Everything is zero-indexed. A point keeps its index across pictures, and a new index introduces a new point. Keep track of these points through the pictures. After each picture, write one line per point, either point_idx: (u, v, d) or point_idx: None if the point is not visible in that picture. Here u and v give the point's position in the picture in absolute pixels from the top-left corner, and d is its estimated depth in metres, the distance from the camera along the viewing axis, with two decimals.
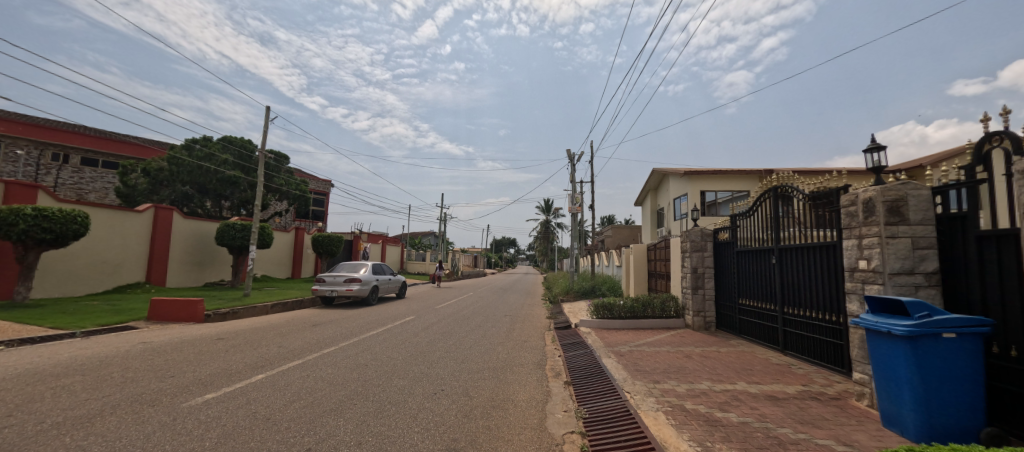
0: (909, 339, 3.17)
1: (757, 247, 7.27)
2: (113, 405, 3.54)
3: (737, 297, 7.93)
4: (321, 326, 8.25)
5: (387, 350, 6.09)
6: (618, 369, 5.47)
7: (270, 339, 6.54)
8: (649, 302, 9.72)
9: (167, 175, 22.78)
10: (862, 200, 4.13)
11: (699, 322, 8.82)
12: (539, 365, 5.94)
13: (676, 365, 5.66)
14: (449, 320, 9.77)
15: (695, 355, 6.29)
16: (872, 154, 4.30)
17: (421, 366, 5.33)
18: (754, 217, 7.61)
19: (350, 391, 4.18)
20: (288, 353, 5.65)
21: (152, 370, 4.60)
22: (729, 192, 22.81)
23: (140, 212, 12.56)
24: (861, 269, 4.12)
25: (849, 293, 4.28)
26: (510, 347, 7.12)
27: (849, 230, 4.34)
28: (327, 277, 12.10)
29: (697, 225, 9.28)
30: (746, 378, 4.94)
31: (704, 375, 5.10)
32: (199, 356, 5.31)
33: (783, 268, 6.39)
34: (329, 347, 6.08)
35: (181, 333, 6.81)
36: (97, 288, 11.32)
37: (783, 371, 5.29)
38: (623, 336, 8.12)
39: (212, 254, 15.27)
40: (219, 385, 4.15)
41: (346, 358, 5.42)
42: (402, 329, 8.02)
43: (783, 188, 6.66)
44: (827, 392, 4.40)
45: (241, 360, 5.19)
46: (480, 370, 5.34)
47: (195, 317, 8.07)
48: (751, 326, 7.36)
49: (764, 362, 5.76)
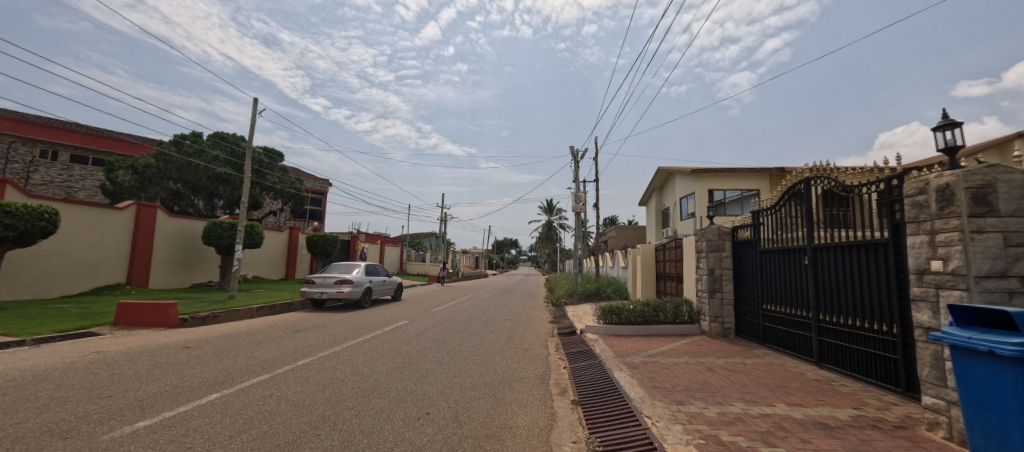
0: (1019, 362, 2.43)
1: (784, 247, 6.54)
2: (14, 437, 2.87)
3: (760, 301, 7.20)
4: (305, 331, 7.56)
5: (372, 361, 5.43)
6: (632, 386, 4.73)
7: (241, 348, 5.87)
8: (661, 306, 9.00)
9: (155, 172, 21.94)
10: (936, 187, 3.40)
11: (717, 328, 8.11)
12: (542, 379, 5.23)
13: (700, 381, 4.92)
14: (445, 325, 9.08)
15: (719, 368, 5.55)
16: (941, 132, 3.59)
17: (406, 382, 4.64)
18: (779, 214, 6.86)
19: (315, 417, 3.48)
20: (257, 365, 4.97)
21: (88, 389, 3.93)
22: (738, 191, 22.03)
23: (121, 209, 11.96)
24: (934, 271, 3.39)
25: (917, 301, 3.55)
26: (510, 357, 6.40)
27: (917, 224, 3.61)
28: (317, 278, 11.48)
29: (713, 222, 8.53)
30: (785, 399, 4.21)
31: (734, 395, 4.36)
32: (152, 370, 4.64)
33: (818, 269, 5.67)
34: (307, 357, 5.42)
35: (144, 341, 6.14)
36: (71, 290, 10.71)
37: (825, 389, 4.56)
38: (634, 344, 7.40)
39: (199, 254, 14.67)
40: (160, 409, 3.48)
41: (322, 372, 4.74)
42: (391, 337, 7.32)
43: (815, 179, 5.93)
44: (887, 419, 3.68)
45: (199, 375, 4.52)
46: (474, 387, 4.64)
47: (167, 322, 7.39)
48: (777, 334, 6.65)
49: (800, 378, 5.03)
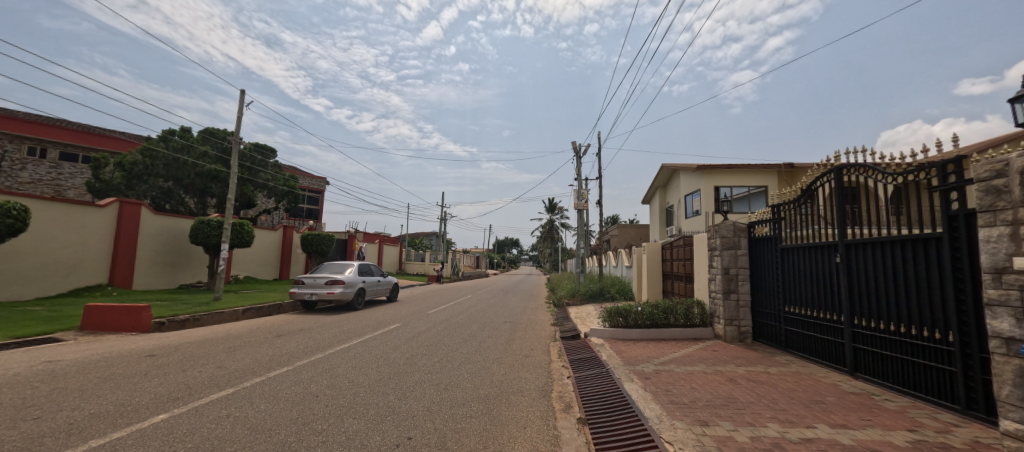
0: None
1: (811, 243, 5.94)
2: None
3: (781, 303, 6.62)
4: (287, 336, 7.04)
5: (354, 371, 4.88)
6: (646, 401, 4.16)
7: (212, 356, 5.32)
8: (671, 308, 8.39)
9: (142, 169, 21.52)
10: (1016, 168, 2.80)
11: (733, 332, 7.51)
12: (545, 392, 4.65)
13: (723, 394, 4.35)
14: (441, 328, 8.56)
15: (741, 379, 4.95)
16: (1019, 104, 3.03)
17: (388, 397, 4.07)
18: (803, 208, 6.26)
19: (272, 445, 2.91)
20: (222, 378, 4.40)
21: (16, 407, 3.39)
22: (746, 187, 21.35)
23: (102, 206, 11.48)
24: (1017, 270, 2.78)
25: (994, 305, 2.96)
26: (509, 365, 5.83)
27: (993, 213, 3.01)
28: (306, 279, 10.91)
29: (727, 218, 7.95)
30: (826, 419, 3.63)
31: (765, 413, 3.78)
32: (102, 383, 4.09)
33: (852, 268, 5.08)
34: (282, 367, 4.86)
35: (106, 348, 5.60)
36: (47, 292, 10.23)
37: (868, 406, 3.99)
38: (642, 350, 6.83)
39: (186, 253, 14.19)
40: (88, 436, 2.93)
41: (294, 386, 4.20)
42: (381, 342, 6.75)
43: (846, 166, 5.32)
44: (954, 446, 3.09)
45: (151, 390, 3.95)
46: (467, 403, 4.09)
47: (140, 326, 6.87)
48: (803, 340, 6.06)
49: (836, 391, 4.44)
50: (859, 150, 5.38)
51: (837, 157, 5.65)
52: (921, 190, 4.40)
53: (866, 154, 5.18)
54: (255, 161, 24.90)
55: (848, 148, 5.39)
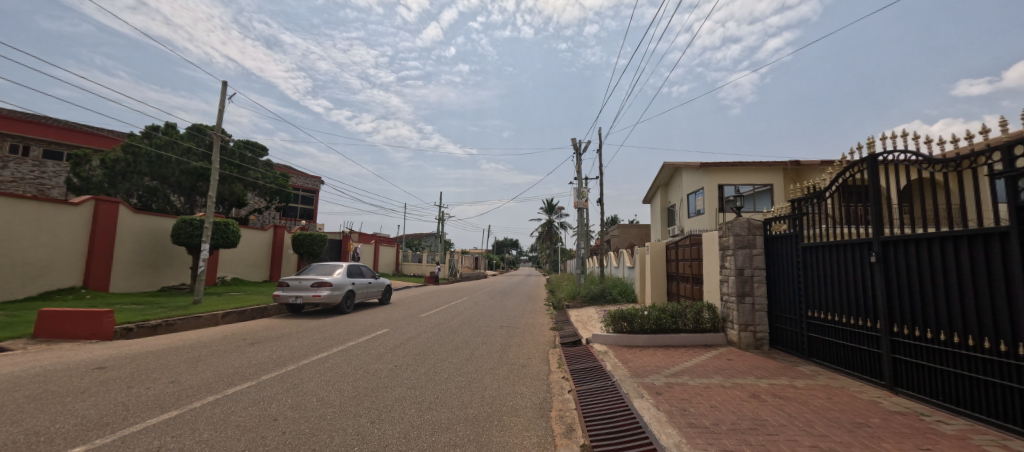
0: None
1: (839, 242, 5.34)
2: None
3: (804, 308, 6.01)
4: (262, 343, 6.44)
5: (326, 387, 4.29)
6: (661, 424, 3.57)
7: (170, 368, 4.75)
8: (679, 312, 7.82)
9: (124, 166, 21.07)
10: None
11: (748, 339, 6.92)
12: (543, 412, 4.05)
13: (750, 415, 3.76)
14: (433, 334, 7.97)
15: (766, 394, 4.37)
16: None
17: (361, 420, 3.50)
18: (828, 204, 5.65)
19: None
20: (171, 396, 3.82)
21: None
22: (751, 186, 20.79)
23: (76, 204, 10.94)
24: None
25: None
26: (503, 377, 5.25)
27: None
28: (291, 281, 10.31)
29: (740, 215, 7.35)
30: (877, 448, 3.05)
31: (804, 439, 3.20)
32: (22, 404, 3.50)
33: (892, 268, 4.48)
34: (245, 382, 4.28)
35: (52, 359, 5.01)
36: (16, 294, 9.69)
37: (921, 430, 3.41)
38: (651, 359, 6.25)
39: (168, 254, 13.64)
40: None
41: (250, 407, 3.59)
42: (364, 350, 6.18)
43: (883, 156, 4.69)
44: None
45: (81, 413, 3.36)
46: (452, 427, 3.49)
47: (101, 332, 6.33)
48: (831, 349, 5.47)
49: (878, 411, 3.85)
50: (896, 137, 4.75)
51: (871, 146, 5.04)
52: (977, 179, 3.80)
53: (905, 141, 4.57)
54: (244, 159, 24.56)
55: (885, 135, 4.75)
